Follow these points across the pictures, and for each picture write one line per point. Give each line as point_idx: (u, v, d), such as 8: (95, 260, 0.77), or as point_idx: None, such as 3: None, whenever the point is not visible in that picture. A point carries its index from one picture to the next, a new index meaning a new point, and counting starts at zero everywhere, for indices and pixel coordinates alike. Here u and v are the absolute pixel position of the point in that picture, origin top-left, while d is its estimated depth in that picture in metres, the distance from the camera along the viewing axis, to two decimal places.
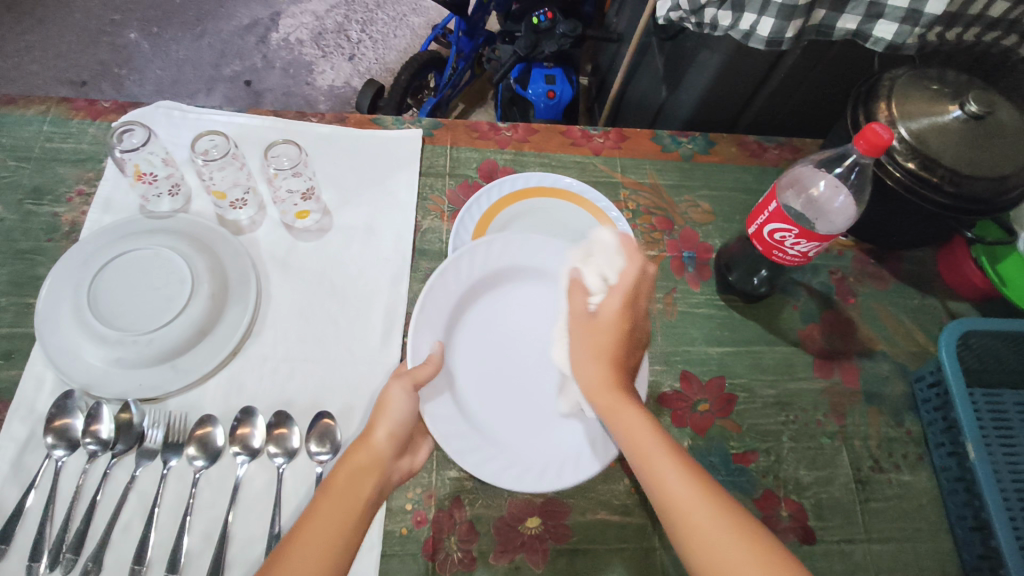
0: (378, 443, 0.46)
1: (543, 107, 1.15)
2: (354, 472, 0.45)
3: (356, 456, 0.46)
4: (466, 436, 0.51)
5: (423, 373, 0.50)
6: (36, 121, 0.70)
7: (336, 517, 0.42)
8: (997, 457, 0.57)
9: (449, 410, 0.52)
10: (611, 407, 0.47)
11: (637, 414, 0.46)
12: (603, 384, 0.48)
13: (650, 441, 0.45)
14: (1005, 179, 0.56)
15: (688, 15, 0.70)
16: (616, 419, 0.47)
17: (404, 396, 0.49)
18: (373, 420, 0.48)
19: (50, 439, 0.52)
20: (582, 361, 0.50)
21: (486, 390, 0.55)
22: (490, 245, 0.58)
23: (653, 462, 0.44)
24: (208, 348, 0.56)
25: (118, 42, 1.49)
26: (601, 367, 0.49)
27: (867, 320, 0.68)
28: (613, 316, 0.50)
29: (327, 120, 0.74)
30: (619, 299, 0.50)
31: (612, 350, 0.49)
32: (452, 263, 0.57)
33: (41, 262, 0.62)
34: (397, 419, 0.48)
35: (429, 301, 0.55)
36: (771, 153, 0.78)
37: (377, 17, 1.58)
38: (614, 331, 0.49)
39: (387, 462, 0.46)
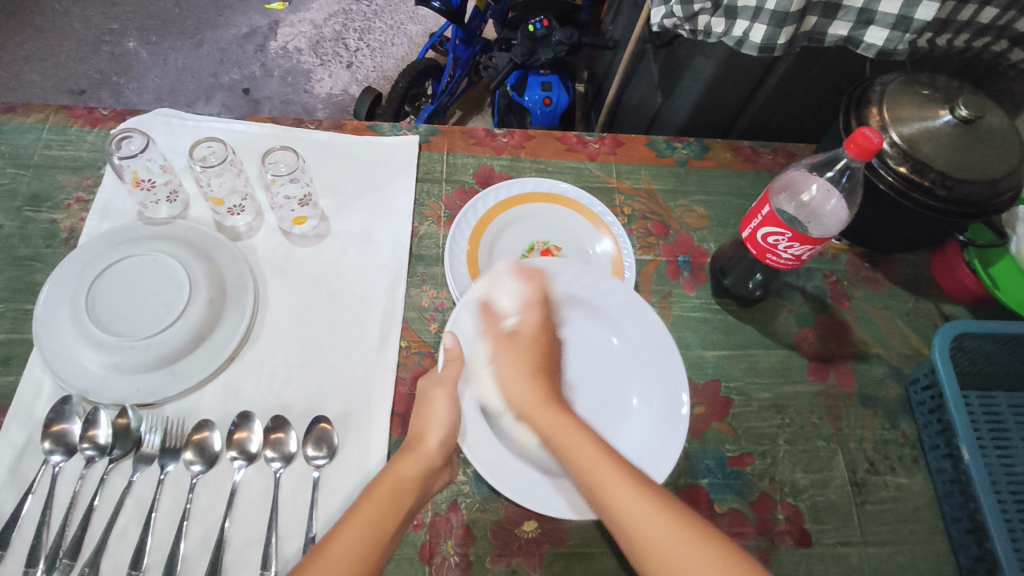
0: (428, 450, 0.50)
1: (539, 114, 1.16)
2: (402, 477, 0.48)
3: (407, 460, 0.49)
4: (499, 454, 0.51)
5: (450, 373, 0.53)
6: (35, 129, 0.70)
7: (383, 513, 0.45)
8: (992, 459, 0.58)
9: (483, 428, 0.52)
10: (545, 423, 0.49)
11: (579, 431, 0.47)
12: (536, 400, 0.50)
13: (590, 450, 0.46)
14: (997, 181, 0.57)
15: (682, 22, 0.69)
16: (553, 432, 0.48)
17: (446, 404, 0.52)
18: (422, 426, 0.51)
19: (47, 444, 0.52)
20: (517, 380, 0.52)
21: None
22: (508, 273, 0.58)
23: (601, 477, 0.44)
24: (205, 354, 0.56)
25: (117, 51, 1.50)
26: (530, 385, 0.51)
27: (862, 323, 0.69)
28: (535, 329, 0.56)
29: (324, 127, 0.74)
30: (537, 311, 0.57)
31: (534, 366, 0.53)
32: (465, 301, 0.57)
33: (39, 268, 0.62)
34: (446, 428, 0.51)
35: (460, 319, 0.56)
36: (765, 159, 0.79)
37: (374, 26, 1.60)
38: (539, 342, 0.55)
39: (433, 471, 0.49)
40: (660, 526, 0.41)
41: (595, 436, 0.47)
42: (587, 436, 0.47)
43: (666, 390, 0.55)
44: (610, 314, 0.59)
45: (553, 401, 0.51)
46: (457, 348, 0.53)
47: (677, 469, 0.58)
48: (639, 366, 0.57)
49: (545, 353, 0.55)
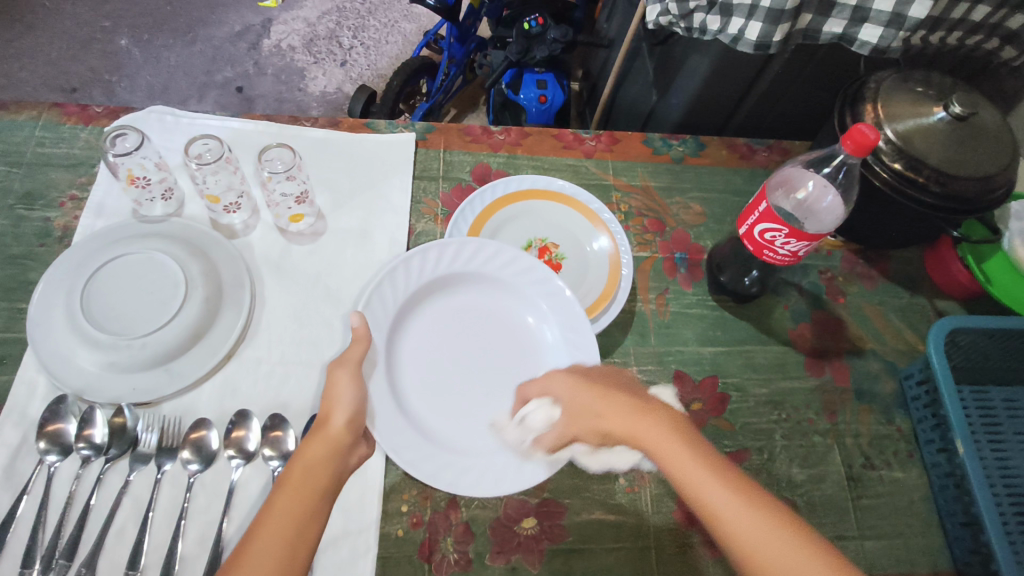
0: (333, 431, 0.46)
1: (535, 111, 1.15)
2: (309, 464, 0.43)
3: (312, 445, 0.45)
4: (407, 437, 0.50)
5: (353, 354, 0.49)
6: (28, 127, 0.70)
7: (297, 505, 0.41)
8: (986, 453, 0.59)
9: (394, 413, 0.51)
10: (648, 442, 0.44)
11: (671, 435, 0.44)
12: (634, 424, 0.46)
13: (701, 471, 0.41)
14: (988, 178, 0.57)
15: (677, 20, 0.71)
16: (663, 452, 0.43)
17: (351, 383, 0.48)
18: (326, 409, 0.47)
19: (42, 443, 0.52)
20: (601, 423, 0.47)
21: (435, 394, 0.54)
22: (447, 247, 0.57)
23: (682, 470, 0.42)
24: (201, 352, 0.56)
25: (109, 49, 1.49)
26: (619, 406, 0.47)
27: (858, 319, 0.69)
28: (572, 390, 0.50)
29: (319, 125, 0.74)
30: (580, 381, 0.51)
31: (602, 391, 0.49)
32: (389, 273, 0.55)
33: (33, 267, 0.62)
34: (353, 405, 0.47)
35: (374, 300, 0.54)
36: (760, 156, 0.79)
37: (368, 23, 1.59)
38: (589, 392, 0.49)
39: (343, 451, 0.45)
40: (784, 545, 0.38)
41: (693, 443, 0.43)
42: (693, 450, 0.43)
43: None
44: (520, 295, 0.59)
45: (648, 413, 0.46)
46: (363, 328, 0.50)
47: None
48: (551, 352, 0.57)
49: (610, 396, 0.48)
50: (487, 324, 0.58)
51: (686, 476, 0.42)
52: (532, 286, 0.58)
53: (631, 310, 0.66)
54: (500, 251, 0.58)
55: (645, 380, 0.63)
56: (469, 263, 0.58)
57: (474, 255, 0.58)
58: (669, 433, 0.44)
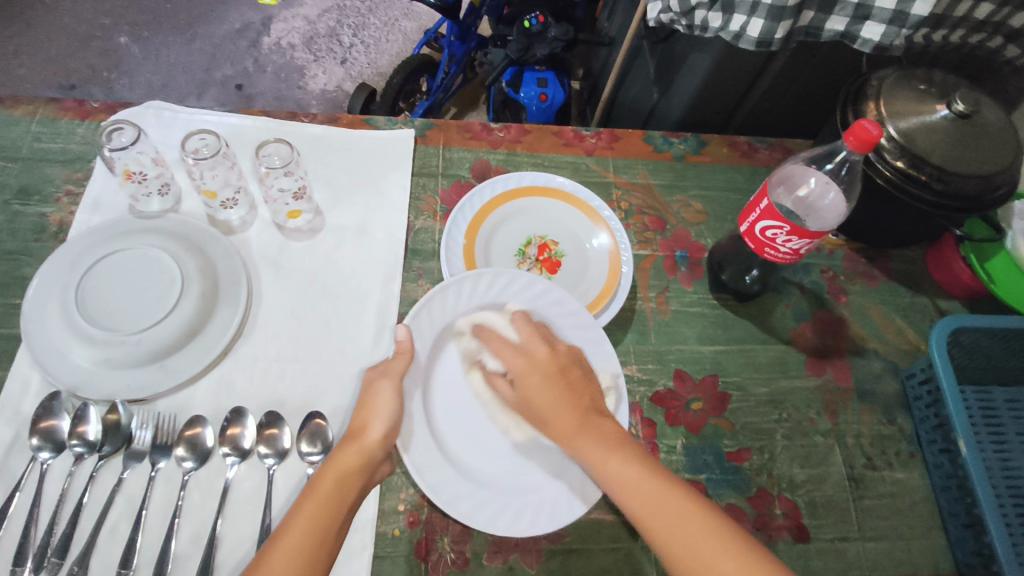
0: (371, 441, 0.46)
1: (535, 110, 1.14)
2: (343, 473, 0.44)
3: (347, 453, 0.45)
4: (433, 459, 0.49)
5: (398, 365, 0.51)
6: (24, 122, 0.69)
7: (323, 513, 0.42)
8: (989, 454, 0.58)
9: (424, 436, 0.50)
10: (566, 433, 0.47)
11: (586, 427, 0.46)
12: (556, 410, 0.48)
13: (617, 459, 0.44)
14: (991, 176, 0.57)
15: (679, 17, 0.71)
16: (590, 457, 0.45)
17: (394, 396, 0.49)
18: (365, 418, 0.47)
19: (35, 440, 0.51)
20: (534, 400, 0.49)
21: (466, 422, 0.53)
22: (498, 276, 0.56)
23: (599, 457, 0.45)
24: (197, 349, 0.55)
25: (108, 46, 1.48)
26: (557, 405, 0.48)
27: (859, 318, 0.69)
28: (518, 360, 0.51)
29: (317, 121, 0.73)
30: (514, 355, 0.51)
31: (533, 367, 0.50)
32: (440, 291, 0.54)
33: (28, 262, 0.61)
34: (391, 419, 0.47)
35: (423, 316, 0.54)
36: (762, 154, 0.79)
37: (368, 22, 1.59)
38: (526, 369, 0.50)
39: (375, 462, 0.46)
40: (689, 530, 0.40)
41: (611, 438, 0.46)
42: (623, 456, 0.44)
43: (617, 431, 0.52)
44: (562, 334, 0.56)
45: (562, 396, 0.48)
46: (408, 341, 0.51)
47: (675, 466, 0.58)
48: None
49: (536, 379, 0.50)
50: None
51: (603, 464, 0.44)
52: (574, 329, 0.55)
53: (631, 308, 0.66)
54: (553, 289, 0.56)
55: (645, 379, 0.62)
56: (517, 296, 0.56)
57: (523, 288, 0.56)
58: (598, 440, 0.46)
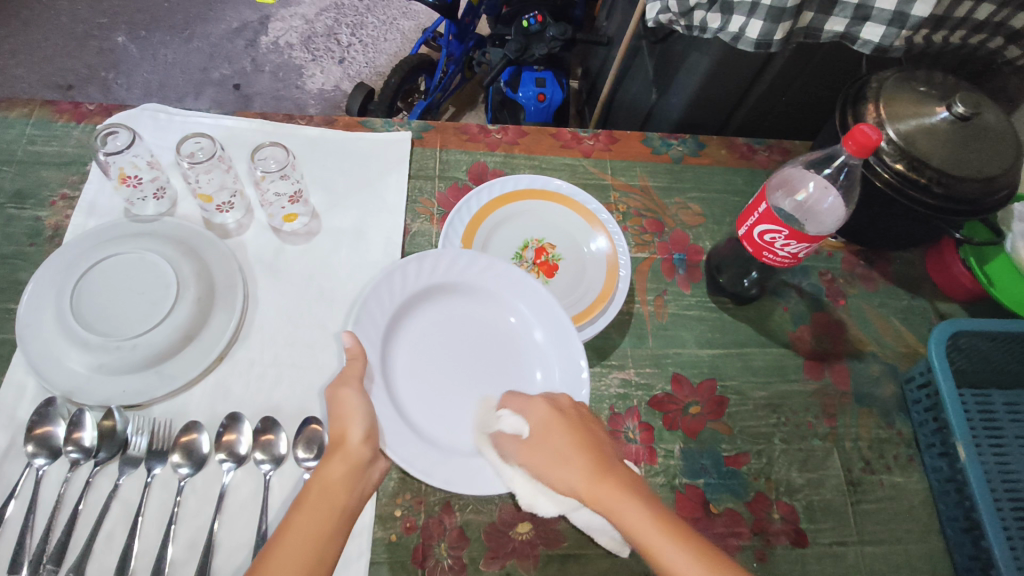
0: (353, 447, 0.45)
1: (534, 110, 1.14)
2: (328, 483, 0.43)
3: (332, 462, 0.44)
4: (415, 447, 0.49)
5: (354, 371, 0.48)
6: (19, 124, 0.69)
7: (317, 527, 0.42)
8: (987, 457, 0.58)
9: (399, 426, 0.49)
10: (598, 495, 0.43)
11: (624, 494, 0.42)
12: (583, 465, 0.44)
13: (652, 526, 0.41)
14: (991, 179, 0.57)
15: (678, 17, 0.70)
16: (621, 519, 0.42)
17: (358, 398, 0.47)
18: (341, 425, 0.46)
19: (30, 447, 0.51)
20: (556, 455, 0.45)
21: (430, 405, 0.52)
22: (428, 258, 0.56)
23: (636, 527, 0.41)
24: (193, 354, 0.55)
25: (105, 46, 1.48)
26: (580, 460, 0.44)
27: (858, 321, 0.68)
28: (545, 410, 0.48)
29: (314, 123, 0.73)
30: (546, 404, 0.48)
31: (559, 417, 0.47)
32: (374, 287, 0.53)
33: (23, 266, 0.61)
34: (369, 418, 0.46)
35: (363, 316, 0.52)
36: (760, 156, 0.78)
37: (366, 21, 1.58)
38: (552, 422, 0.47)
39: (363, 468, 0.45)
40: None
41: (645, 501, 0.42)
42: (650, 511, 0.42)
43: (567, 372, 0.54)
44: (502, 299, 0.58)
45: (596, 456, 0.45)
46: (358, 347, 0.49)
47: (672, 470, 0.58)
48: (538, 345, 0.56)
49: (567, 432, 0.46)
50: (476, 329, 0.57)
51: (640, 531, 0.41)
52: (513, 290, 0.57)
53: (629, 312, 0.65)
54: (485, 260, 0.57)
55: (643, 383, 0.62)
56: (452, 270, 0.57)
57: (456, 263, 0.57)
58: (633, 498, 0.42)
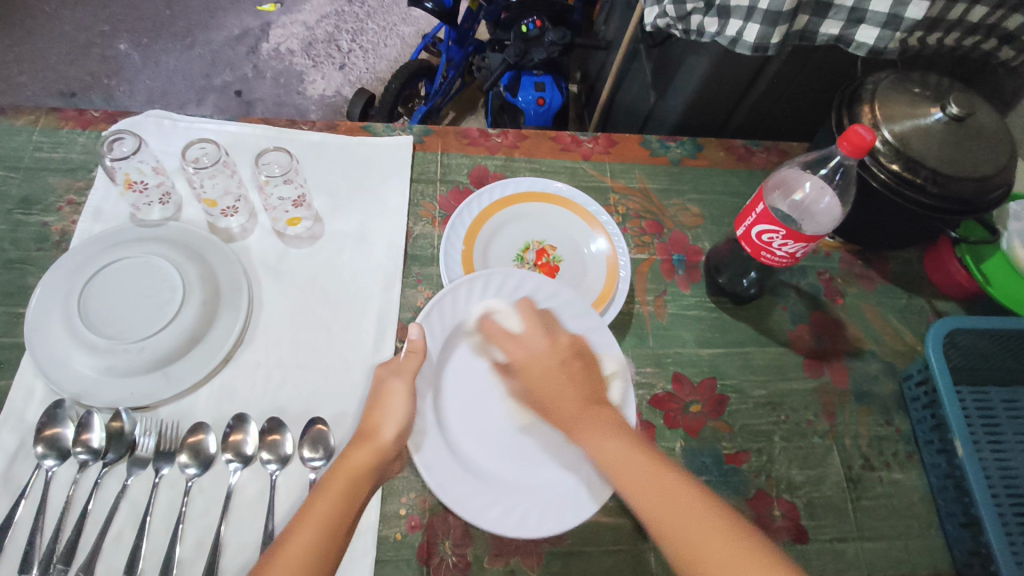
0: (383, 442, 0.46)
1: (533, 114, 1.16)
2: (354, 473, 0.44)
3: (360, 453, 0.46)
4: (442, 458, 0.50)
5: (410, 365, 0.50)
6: (26, 131, 0.70)
7: (335, 512, 0.42)
8: (986, 454, 0.59)
9: (432, 436, 0.51)
10: (575, 426, 0.48)
11: (599, 424, 0.47)
12: (571, 402, 0.49)
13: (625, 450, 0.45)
14: (986, 179, 0.57)
15: (675, 22, 0.71)
16: (592, 441, 0.46)
17: (405, 399, 0.49)
18: (377, 420, 0.48)
19: (40, 448, 0.52)
20: (550, 389, 0.50)
21: (474, 427, 0.53)
22: (509, 278, 0.57)
23: (608, 451, 0.45)
24: (199, 356, 0.56)
25: (108, 53, 1.49)
26: (567, 391, 0.50)
27: (855, 319, 0.69)
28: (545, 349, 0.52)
29: (317, 128, 0.74)
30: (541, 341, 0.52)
31: (558, 354, 0.52)
32: (453, 290, 0.56)
33: (31, 271, 0.62)
34: (404, 420, 0.48)
35: (439, 315, 0.55)
36: (758, 157, 0.79)
37: (366, 27, 1.59)
38: (544, 357, 0.52)
39: (386, 462, 0.46)
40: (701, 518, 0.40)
41: (620, 430, 0.47)
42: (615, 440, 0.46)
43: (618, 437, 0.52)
44: None
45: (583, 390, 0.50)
46: (421, 341, 0.51)
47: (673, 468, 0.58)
48: None
49: (560, 372, 0.51)
50: None
51: (609, 451, 0.45)
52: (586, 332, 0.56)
53: (630, 312, 0.66)
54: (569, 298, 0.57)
55: (644, 382, 0.62)
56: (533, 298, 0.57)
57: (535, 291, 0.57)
58: (608, 425, 0.47)
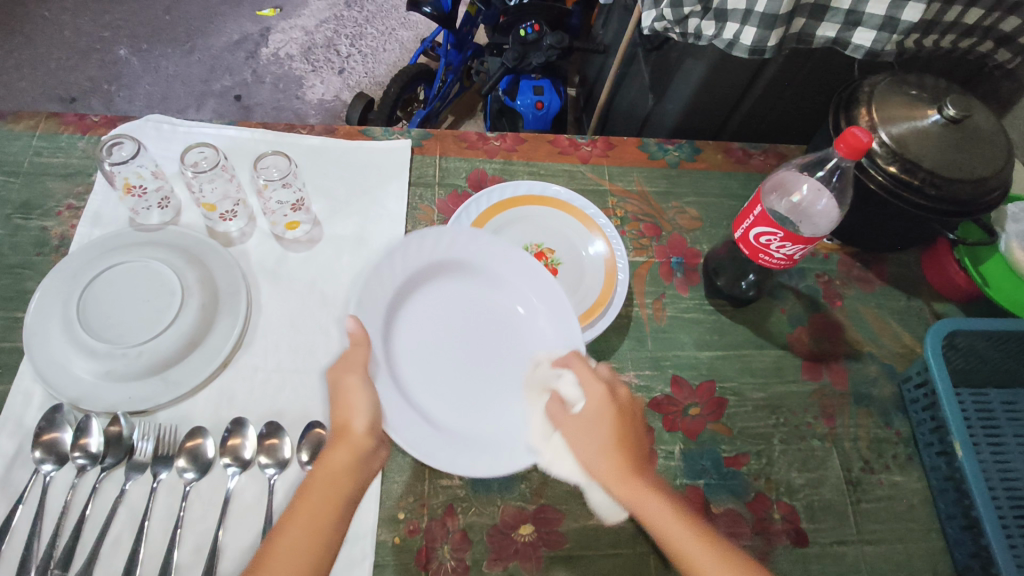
0: (355, 436, 0.46)
1: (532, 118, 1.17)
2: (334, 473, 0.44)
3: (337, 452, 0.45)
4: (416, 429, 0.50)
5: (358, 357, 0.49)
6: (25, 136, 0.70)
7: (319, 515, 0.43)
8: (985, 455, 0.58)
9: (401, 407, 0.51)
10: (631, 498, 0.46)
11: (648, 495, 0.46)
12: (611, 464, 0.48)
13: (676, 523, 0.44)
14: (983, 181, 0.57)
15: (673, 25, 0.71)
16: (644, 513, 0.46)
17: (362, 389, 0.48)
18: (345, 414, 0.47)
19: (38, 453, 0.52)
20: (602, 452, 0.48)
21: (432, 385, 0.54)
22: (426, 239, 0.58)
23: (663, 528, 0.44)
24: (197, 361, 0.56)
25: (108, 59, 1.50)
26: (614, 456, 0.48)
27: (855, 321, 0.69)
28: (597, 403, 0.50)
29: (316, 132, 0.74)
30: (597, 389, 0.50)
31: (611, 411, 0.50)
32: (375, 268, 0.55)
33: (30, 276, 0.62)
34: (372, 410, 0.47)
35: (367, 299, 0.54)
36: (756, 160, 0.79)
37: (366, 32, 1.60)
38: (606, 418, 0.49)
39: (366, 456, 0.46)
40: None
41: (669, 499, 0.46)
42: (687, 525, 0.44)
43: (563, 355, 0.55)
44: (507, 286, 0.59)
45: (632, 454, 0.48)
46: (361, 331, 0.50)
47: (672, 472, 0.58)
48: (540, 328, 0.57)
49: (620, 431, 0.49)
50: (479, 311, 0.58)
51: (665, 528, 0.44)
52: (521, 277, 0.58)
53: (629, 315, 0.66)
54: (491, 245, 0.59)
55: (643, 385, 0.62)
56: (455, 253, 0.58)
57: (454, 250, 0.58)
58: (656, 498, 0.46)
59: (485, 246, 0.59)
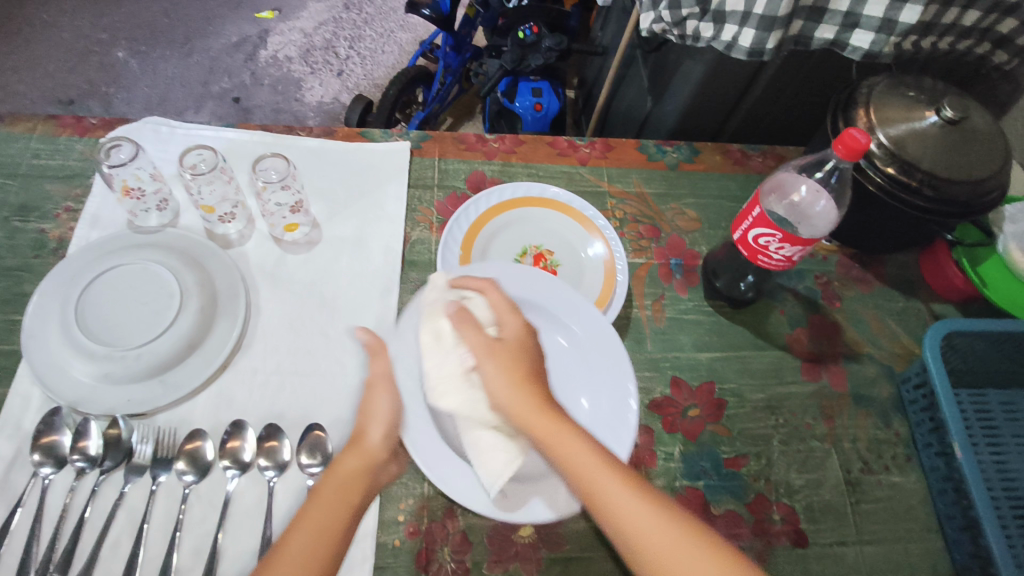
0: (370, 444, 0.46)
1: (531, 119, 1.17)
2: (343, 480, 0.44)
3: (349, 458, 0.45)
4: (437, 450, 0.51)
5: (380, 368, 0.50)
6: (23, 139, 0.70)
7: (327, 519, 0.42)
8: (984, 455, 0.59)
9: (427, 429, 0.51)
10: (551, 440, 0.43)
11: (576, 440, 0.43)
12: (533, 408, 0.45)
13: (599, 470, 0.42)
14: (980, 182, 0.57)
15: (671, 27, 0.71)
16: (564, 455, 0.43)
17: (386, 399, 0.49)
18: (363, 424, 0.48)
19: (36, 456, 0.52)
20: (502, 387, 0.46)
21: None
22: (487, 273, 0.57)
23: (580, 466, 0.43)
24: (196, 363, 0.56)
25: (106, 61, 1.50)
26: (520, 392, 0.45)
27: (853, 323, 0.69)
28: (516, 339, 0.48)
29: (314, 134, 0.74)
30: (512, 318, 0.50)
31: (528, 372, 0.47)
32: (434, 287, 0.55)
33: (28, 279, 0.62)
34: (388, 419, 0.48)
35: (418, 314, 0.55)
36: (755, 161, 0.79)
37: (364, 34, 1.60)
38: (509, 348, 0.48)
39: (378, 464, 0.46)
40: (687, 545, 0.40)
41: (595, 446, 0.44)
42: (632, 489, 0.42)
43: (613, 401, 0.54)
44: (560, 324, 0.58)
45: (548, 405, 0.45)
46: (373, 342, 0.51)
47: (672, 473, 0.58)
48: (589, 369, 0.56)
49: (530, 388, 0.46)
50: None
51: (590, 476, 0.42)
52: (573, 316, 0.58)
53: (628, 316, 0.66)
54: (550, 286, 0.58)
55: (642, 387, 0.62)
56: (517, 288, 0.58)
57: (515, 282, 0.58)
58: (581, 438, 0.44)
59: (545, 287, 0.58)
